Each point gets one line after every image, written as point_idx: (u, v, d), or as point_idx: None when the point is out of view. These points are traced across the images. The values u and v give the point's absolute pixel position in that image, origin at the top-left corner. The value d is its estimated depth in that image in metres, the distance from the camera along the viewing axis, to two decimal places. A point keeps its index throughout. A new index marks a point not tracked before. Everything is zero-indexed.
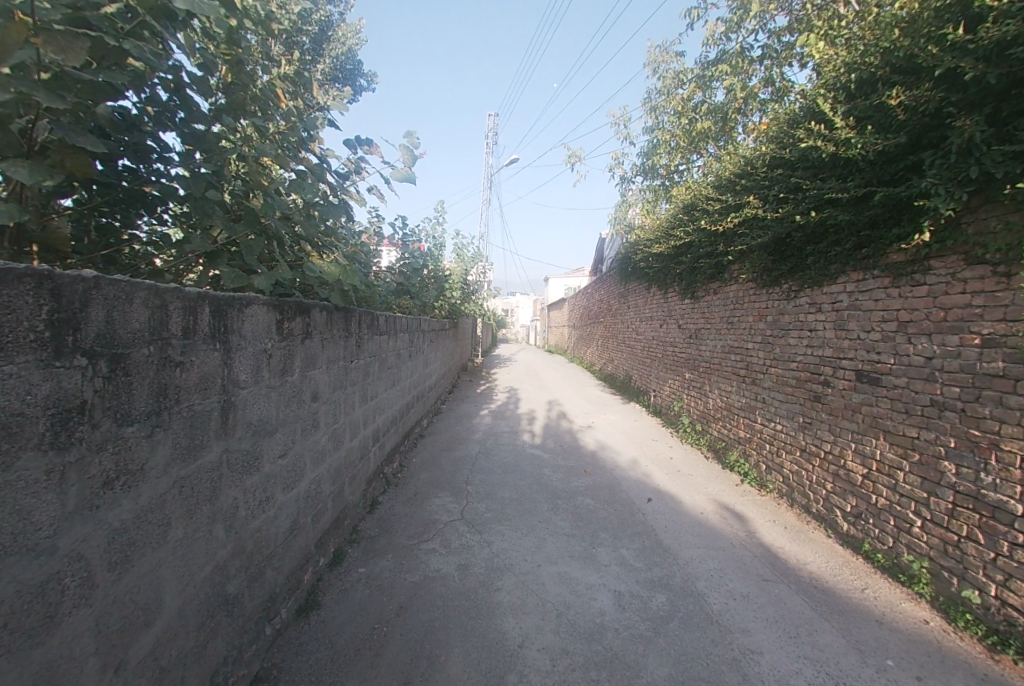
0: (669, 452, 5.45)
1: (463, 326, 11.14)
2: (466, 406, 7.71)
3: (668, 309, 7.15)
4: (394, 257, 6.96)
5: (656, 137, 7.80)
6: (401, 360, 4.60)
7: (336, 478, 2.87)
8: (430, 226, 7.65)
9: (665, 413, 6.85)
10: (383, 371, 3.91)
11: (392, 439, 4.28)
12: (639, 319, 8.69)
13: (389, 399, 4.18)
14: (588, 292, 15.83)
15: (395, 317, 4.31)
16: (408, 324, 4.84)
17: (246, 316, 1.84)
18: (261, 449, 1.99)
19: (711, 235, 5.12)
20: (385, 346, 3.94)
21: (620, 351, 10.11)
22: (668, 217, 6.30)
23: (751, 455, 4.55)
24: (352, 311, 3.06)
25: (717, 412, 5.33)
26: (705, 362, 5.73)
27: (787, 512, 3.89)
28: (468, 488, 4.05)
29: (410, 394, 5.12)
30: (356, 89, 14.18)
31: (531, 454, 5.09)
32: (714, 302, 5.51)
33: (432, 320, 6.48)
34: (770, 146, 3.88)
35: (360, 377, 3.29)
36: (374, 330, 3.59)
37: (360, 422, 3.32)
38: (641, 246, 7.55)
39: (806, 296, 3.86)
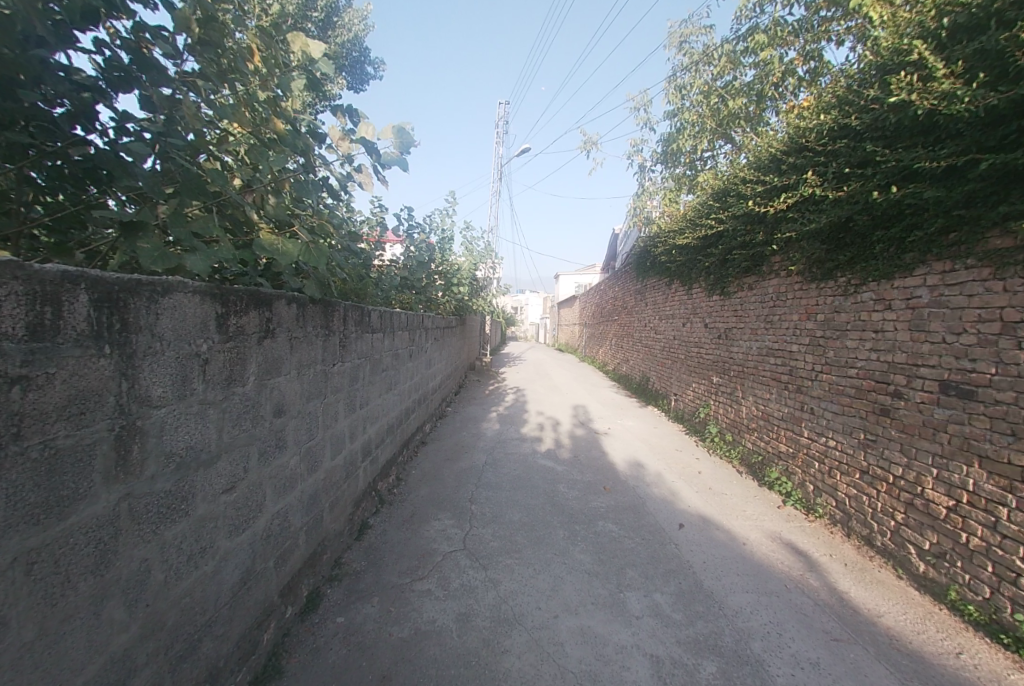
0: (698, 466, 4.87)
1: (470, 324, 10.64)
2: (472, 408, 7.21)
3: (692, 307, 6.54)
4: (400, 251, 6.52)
5: (681, 121, 7.16)
6: (399, 361, 4.08)
7: (312, 506, 2.38)
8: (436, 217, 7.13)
9: (689, 419, 6.27)
10: (376, 374, 3.40)
11: (388, 451, 3.80)
12: (658, 317, 8.08)
13: (385, 405, 3.67)
14: (601, 289, 15.19)
15: (393, 312, 3.81)
16: (408, 321, 4.33)
17: (165, 311, 1.34)
18: (191, 485, 1.50)
19: (750, 222, 4.51)
20: (379, 345, 3.42)
21: (637, 350, 9.51)
22: (697, 205, 5.67)
23: (796, 473, 3.98)
24: (334, 305, 2.55)
25: (752, 422, 4.74)
26: (736, 366, 5.13)
27: (845, 545, 3.32)
28: (473, 508, 3.54)
29: (410, 399, 4.61)
30: (362, 78, 13.75)
31: (544, 467, 4.56)
32: (749, 298, 4.91)
33: (437, 317, 5.98)
34: (831, 114, 3.29)
35: (346, 382, 2.78)
36: (364, 328, 3.08)
37: (346, 436, 2.82)
38: (664, 239, 6.94)
39: (870, 291, 3.27)
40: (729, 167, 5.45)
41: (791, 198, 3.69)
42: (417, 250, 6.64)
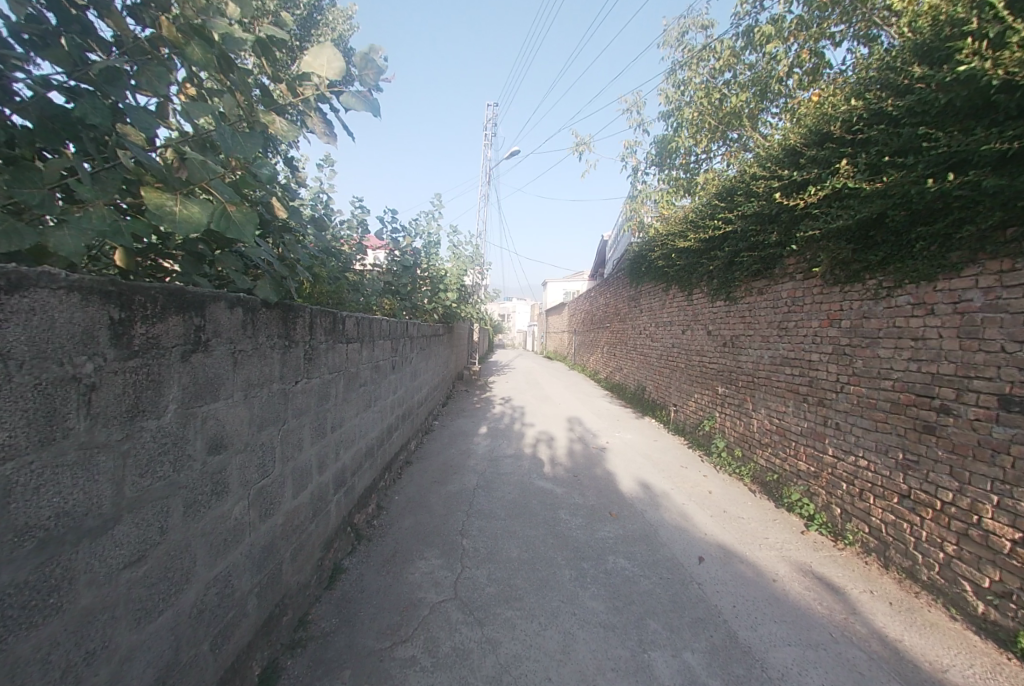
0: (707, 486, 4.47)
1: (458, 332, 10.17)
2: (461, 421, 6.73)
3: (691, 313, 6.19)
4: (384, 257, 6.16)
5: (678, 120, 6.90)
6: (379, 374, 3.61)
7: (265, 560, 1.90)
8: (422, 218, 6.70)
9: (691, 432, 5.89)
10: (352, 390, 2.94)
11: (367, 477, 3.32)
12: (654, 325, 7.73)
13: (363, 425, 3.19)
14: (591, 295, 14.86)
15: (373, 319, 3.36)
16: (390, 329, 3.87)
17: (15, 316, 0.90)
18: (61, 567, 1.04)
19: (764, 220, 4.17)
20: (356, 357, 2.96)
21: (630, 359, 9.14)
22: (699, 205, 5.33)
23: (820, 495, 3.62)
24: (298, 310, 2.10)
25: (765, 438, 4.37)
26: (745, 377, 4.77)
27: (885, 579, 2.96)
28: (464, 542, 3.08)
29: (393, 416, 4.13)
30: None
31: (542, 490, 4.10)
32: (758, 303, 4.58)
33: (423, 325, 5.52)
34: (867, 98, 3.00)
35: (313, 401, 2.32)
36: (337, 337, 2.61)
37: (312, 467, 2.34)
38: (661, 242, 6.59)
39: (908, 295, 2.94)
40: (734, 164, 5.14)
41: (816, 192, 3.36)
42: (402, 254, 6.22)
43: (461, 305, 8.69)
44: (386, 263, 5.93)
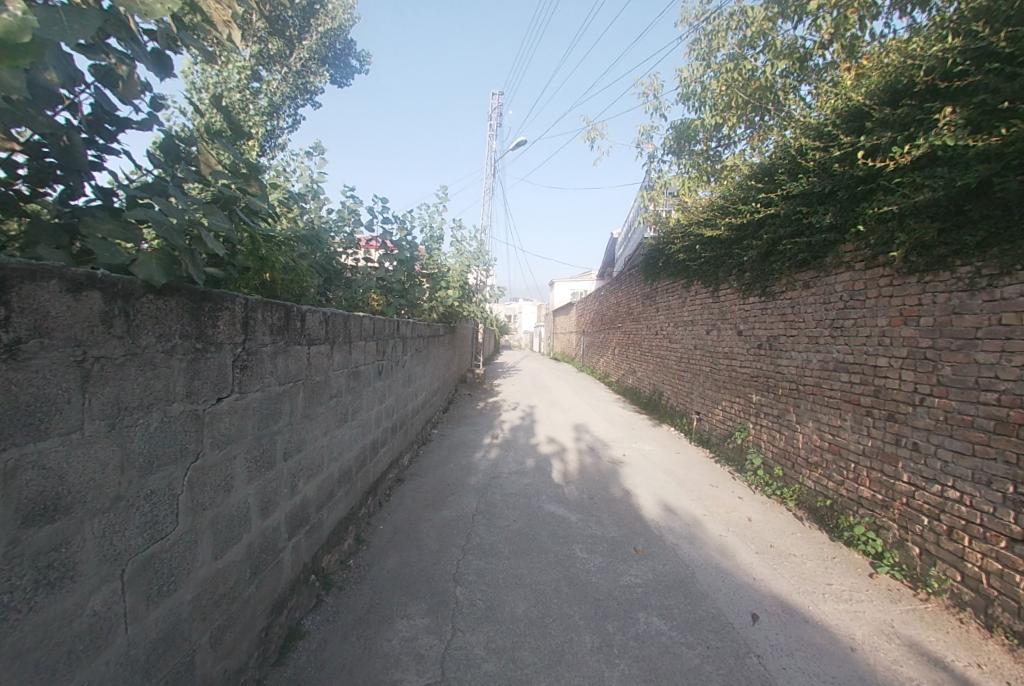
0: (745, 511, 3.82)
1: (461, 333, 9.61)
2: (462, 430, 6.13)
3: (716, 310, 5.53)
4: (379, 254, 5.62)
5: (701, 100, 6.27)
6: (363, 383, 3.02)
7: (160, 659, 1.32)
8: (424, 212, 6.16)
9: (719, 444, 5.24)
10: (320, 404, 2.34)
11: (342, 508, 2.73)
12: (671, 324, 7.06)
13: (337, 446, 2.60)
14: (600, 295, 14.17)
15: (353, 316, 2.79)
16: (378, 328, 3.29)
17: None
18: None
19: (820, 200, 3.54)
20: (325, 363, 2.37)
21: (645, 362, 8.45)
22: (732, 187, 4.68)
23: (895, 529, 2.99)
24: (220, 304, 1.51)
25: (815, 456, 3.73)
26: (787, 384, 4.12)
27: (992, 647, 2.31)
28: (458, 592, 2.48)
29: (382, 429, 3.54)
30: (343, 69, 12.90)
31: (553, 517, 3.47)
32: (803, 299, 3.93)
33: (420, 324, 4.94)
34: (971, 33, 2.41)
35: (251, 423, 1.73)
36: (294, 339, 2.01)
37: (251, 509, 1.76)
38: (682, 233, 5.94)
39: (1021, 285, 2.29)
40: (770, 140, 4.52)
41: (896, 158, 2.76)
42: (397, 247, 5.66)
43: (464, 304, 8.10)
44: (377, 257, 5.38)
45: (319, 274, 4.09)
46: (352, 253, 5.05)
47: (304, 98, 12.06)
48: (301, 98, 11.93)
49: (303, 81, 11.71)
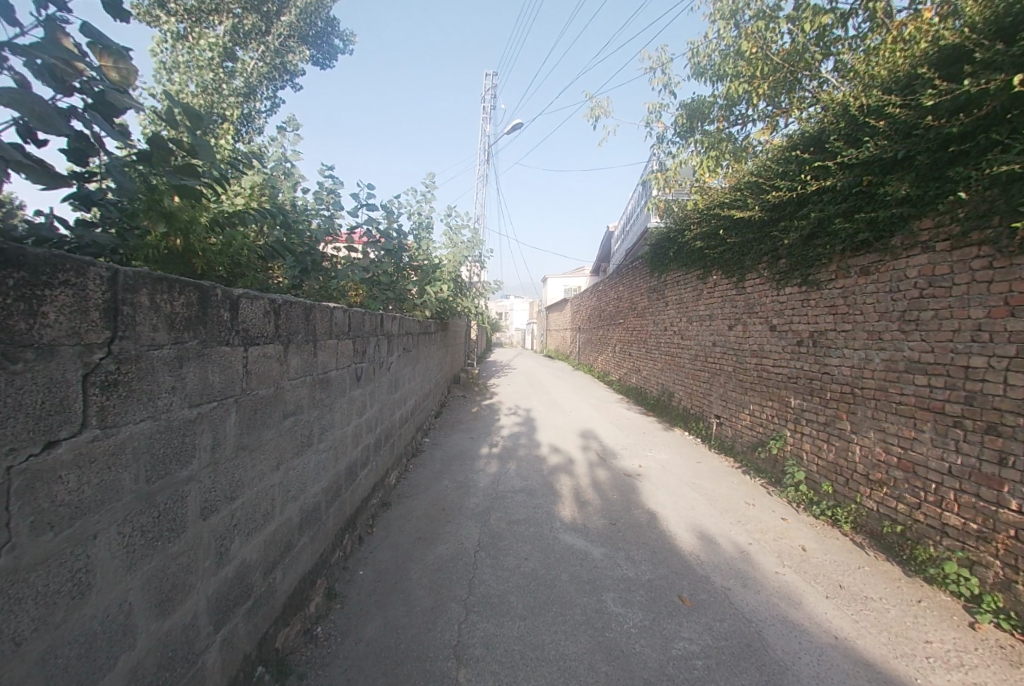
0: (796, 538, 3.24)
1: (453, 330, 8.92)
2: (456, 438, 5.47)
3: (739, 303, 4.94)
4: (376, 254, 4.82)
5: (723, 72, 5.66)
6: (335, 394, 2.34)
7: None
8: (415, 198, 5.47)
9: (747, 453, 4.66)
10: (265, 428, 1.66)
11: (306, 559, 2.05)
12: (681, 318, 6.46)
13: (296, 481, 1.92)
14: (597, 289, 13.55)
15: (323, 306, 2.14)
16: (355, 323, 2.62)
17: None
18: None
19: (893, 166, 2.98)
20: (273, 370, 1.69)
21: (650, 359, 7.83)
22: (771, 161, 4.10)
23: (1000, 567, 2.43)
24: (48, 276, 0.84)
25: (879, 472, 3.16)
26: (836, 386, 3.55)
27: None
28: (461, 676, 1.83)
29: (362, 448, 2.86)
30: (324, 49, 12.05)
31: (572, 552, 2.83)
32: (859, 287, 3.35)
33: (408, 319, 4.27)
34: None
35: (128, 475, 1.05)
36: (217, 336, 1.34)
37: (135, 610, 1.09)
38: (702, 216, 5.32)
39: None
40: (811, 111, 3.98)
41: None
42: (385, 234, 4.95)
43: (457, 298, 7.39)
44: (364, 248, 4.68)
45: (288, 260, 3.40)
46: (331, 240, 4.34)
47: (284, 78, 11.14)
48: (280, 79, 11.00)
49: (281, 60, 10.75)
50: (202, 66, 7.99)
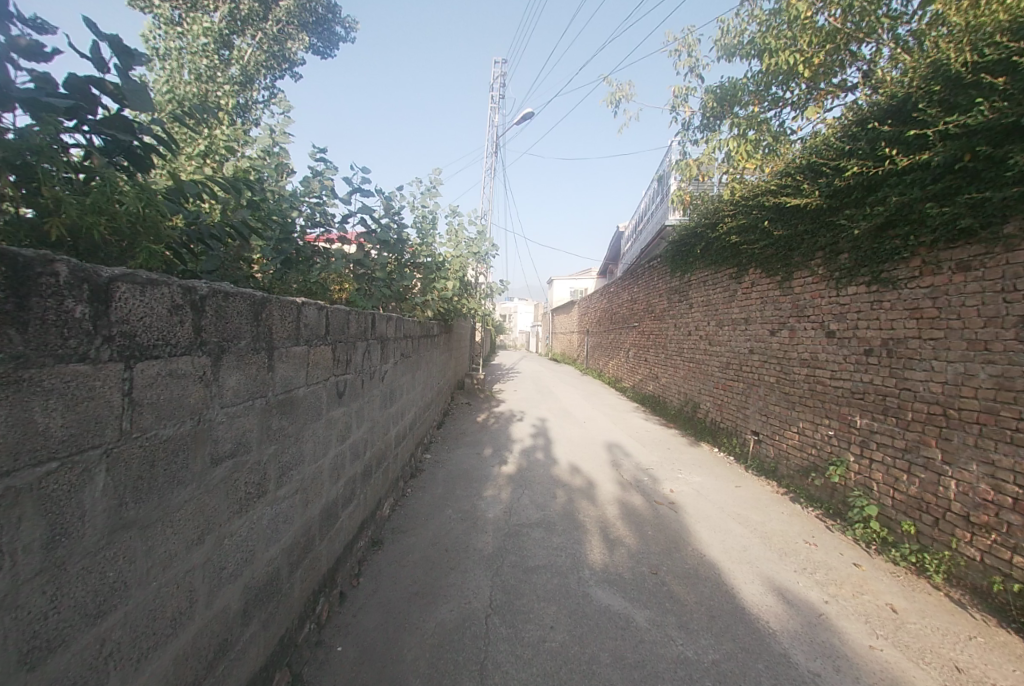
0: (880, 595, 2.64)
1: (457, 332, 8.35)
2: (460, 453, 4.87)
3: (784, 305, 4.32)
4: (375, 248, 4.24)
5: (762, 48, 5.08)
6: (304, 418, 1.76)
7: None
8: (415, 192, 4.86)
9: (795, 478, 4.04)
10: (173, 486, 1.07)
11: (254, 655, 1.46)
12: (708, 321, 5.84)
13: (236, 552, 1.33)
14: (608, 289, 12.92)
15: (289, 302, 1.58)
16: (335, 324, 2.03)
17: None
18: None
19: (1007, 136, 2.42)
20: (190, 396, 1.11)
21: (669, 366, 7.21)
22: (836, 139, 3.52)
23: None
24: None
25: (986, 514, 2.54)
26: (921, 406, 2.93)
27: None
28: None
29: (345, 482, 2.27)
30: (324, 38, 11.56)
31: (609, 617, 2.22)
32: (955, 287, 2.75)
33: (408, 320, 3.69)
34: None
35: None
36: (55, 347, 0.76)
37: None
38: (740, 208, 4.71)
39: None
40: (861, 96, 3.65)
41: None
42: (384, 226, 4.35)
43: (462, 299, 6.80)
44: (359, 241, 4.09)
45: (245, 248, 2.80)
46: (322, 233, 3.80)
47: (282, 67, 10.61)
48: (278, 69, 10.51)
49: (279, 48, 10.24)
50: (194, 51, 7.51)
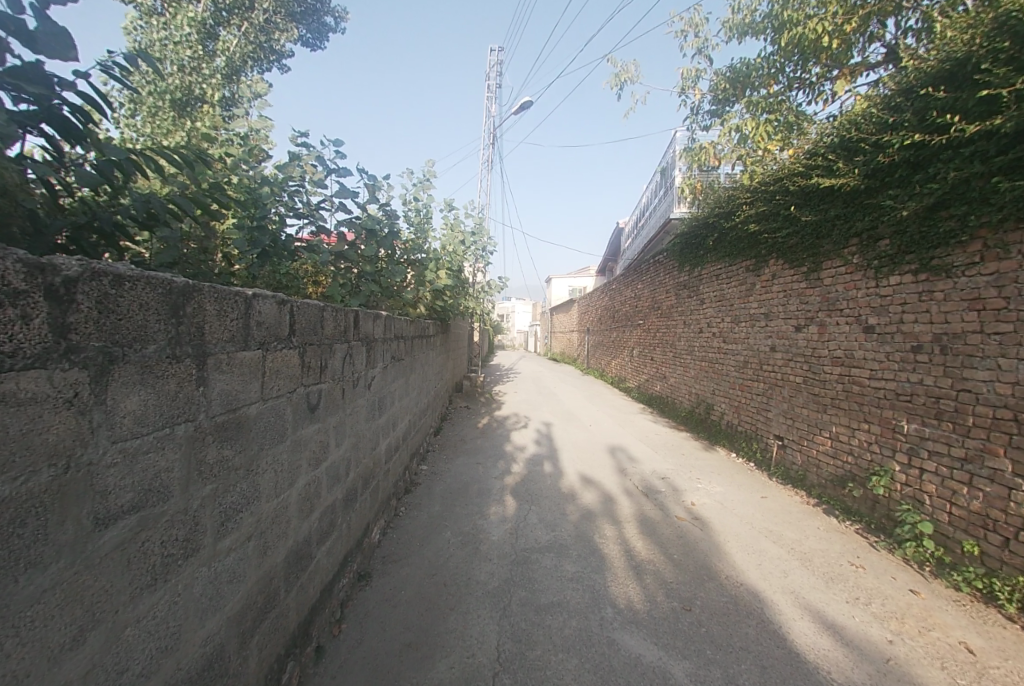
0: (950, 631, 2.26)
1: (454, 332, 7.96)
2: (459, 463, 4.47)
3: (811, 298, 3.95)
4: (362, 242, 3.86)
5: (779, 22, 4.71)
6: (260, 443, 1.37)
7: None
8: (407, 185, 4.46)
9: (828, 487, 3.67)
10: (12, 573, 0.69)
11: None
12: (721, 317, 5.48)
13: (145, 644, 0.95)
14: (609, 287, 12.55)
15: (233, 293, 1.20)
16: (305, 323, 1.65)
17: None
18: None
19: None
20: (45, 432, 0.73)
21: (678, 365, 6.84)
22: (878, 111, 3.16)
23: None
24: None
25: None
26: (985, 410, 2.56)
27: None
28: None
29: (322, 512, 1.88)
30: (313, 29, 11.14)
31: (641, 672, 1.84)
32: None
33: (399, 318, 3.31)
34: None
35: None
36: None
37: None
38: (759, 194, 4.34)
39: None
40: (904, 64, 3.28)
41: None
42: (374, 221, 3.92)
43: (459, 296, 6.41)
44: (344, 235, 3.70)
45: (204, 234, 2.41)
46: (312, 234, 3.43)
47: (270, 58, 10.18)
48: (266, 61, 10.08)
49: (266, 39, 9.82)
50: (173, 39, 7.10)
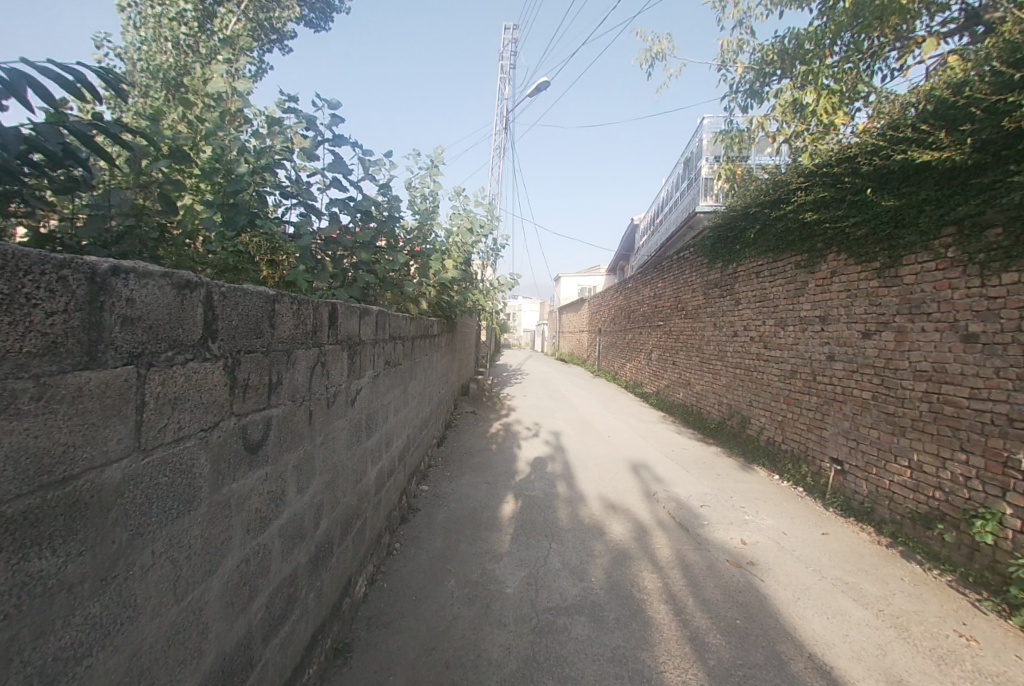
0: None
1: (461, 331, 7.39)
2: (464, 481, 3.90)
3: (882, 299, 3.33)
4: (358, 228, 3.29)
5: None
6: (132, 525, 0.80)
7: None
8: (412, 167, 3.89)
9: (908, 526, 3.05)
10: None
11: None
12: (762, 320, 4.87)
13: None
14: (624, 286, 11.92)
15: (47, 263, 0.63)
16: (238, 321, 1.08)
17: None
18: None
19: None
20: None
21: (706, 371, 6.21)
22: (997, 65, 2.55)
23: None
24: None
25: None
26: None
27: None
28: None
29: (273, 592, 1.30)
30: (316, 9, 10.60)
31: None
32: None
33: (397, 315, 2.74)
34: None
35: None
36: None
37: None
38: (819, 178, 3.74)
39: None
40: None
41: None
42: (377, 213, 3.40)
43: (467, 292, 5.84)
44: (337, 217, 3.15)
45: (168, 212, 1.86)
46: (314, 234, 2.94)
47: (271, 39, 9.63)
48: (267, 43, 9.54)
49: (267, 17, 9.26)
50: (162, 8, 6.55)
